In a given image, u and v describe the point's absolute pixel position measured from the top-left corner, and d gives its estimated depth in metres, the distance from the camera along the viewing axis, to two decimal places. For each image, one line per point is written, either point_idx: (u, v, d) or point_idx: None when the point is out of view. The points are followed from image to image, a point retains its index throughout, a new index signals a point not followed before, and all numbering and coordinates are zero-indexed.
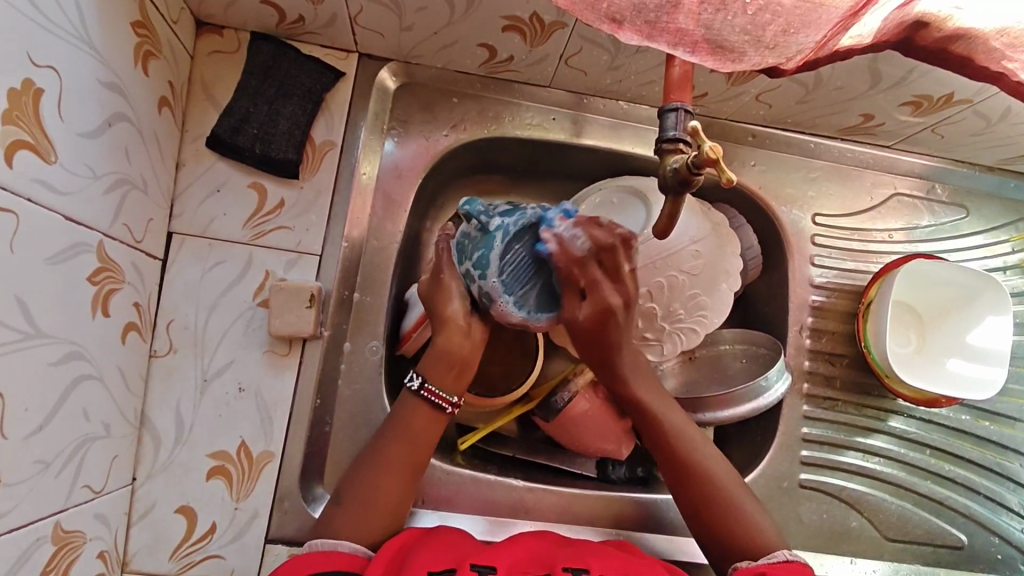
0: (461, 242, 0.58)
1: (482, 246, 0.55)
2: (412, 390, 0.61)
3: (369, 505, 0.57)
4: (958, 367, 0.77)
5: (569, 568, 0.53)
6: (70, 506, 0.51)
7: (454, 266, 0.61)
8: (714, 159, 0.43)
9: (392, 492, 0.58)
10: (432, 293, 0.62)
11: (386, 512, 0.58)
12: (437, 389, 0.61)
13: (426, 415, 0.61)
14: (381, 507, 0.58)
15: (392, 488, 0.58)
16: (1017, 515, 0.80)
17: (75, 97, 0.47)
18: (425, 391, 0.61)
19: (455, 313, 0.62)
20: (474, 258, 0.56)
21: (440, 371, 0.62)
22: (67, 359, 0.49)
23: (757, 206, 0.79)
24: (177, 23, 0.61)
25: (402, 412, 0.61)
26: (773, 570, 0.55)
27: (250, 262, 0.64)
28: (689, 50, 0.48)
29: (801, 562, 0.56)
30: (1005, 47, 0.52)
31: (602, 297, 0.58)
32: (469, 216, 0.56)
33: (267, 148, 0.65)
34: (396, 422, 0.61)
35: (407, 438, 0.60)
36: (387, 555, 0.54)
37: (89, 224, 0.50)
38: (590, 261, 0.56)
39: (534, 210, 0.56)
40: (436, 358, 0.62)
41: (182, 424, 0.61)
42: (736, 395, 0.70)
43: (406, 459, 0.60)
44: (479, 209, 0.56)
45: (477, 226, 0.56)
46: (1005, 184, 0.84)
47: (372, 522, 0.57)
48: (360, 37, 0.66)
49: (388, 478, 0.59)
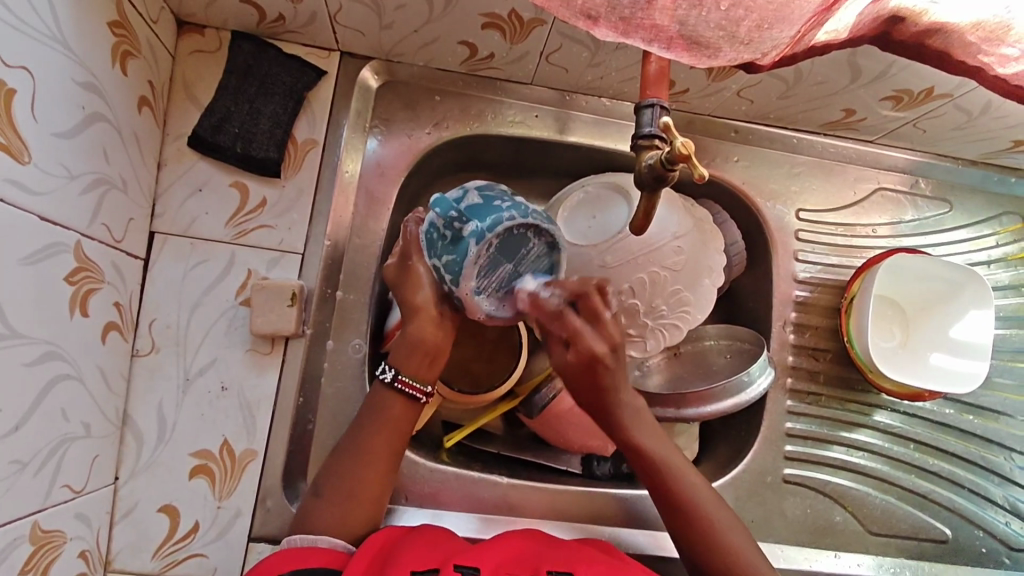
0: (431, 236, 0.56)
1: (454, 253, 0.55)
2: (386, 381, 0.61)
3: (349, 496, 0.58)
4: (939, 361, 0.77)
5: (554, 572, 0.54)
6: (49, 506, 0.51)
7: (422, 252, 0.61)
8: (686, 155, 0.43)
9: (371, 483, 0.59)
10: (399, 280, 0.62)
11: (367, 503, 0.58)
12: (410, 379, 0.61)
13: (400, 405, 0.61)
14: (360, 499, 0.58)
15: (372, 481, 0.59)
16: (1001, 508, 0.80)
17: (50, 97, 0.47)
18: (399, 381, 0.61)
19: (424, 302, 0.61)
20: (445, 259, 0.56)
21: (415, 362, 0.62)
22: (45, 359, 0.49)
23: (741, 202, 0.79)
24: (156, 23, 0.61)
25: (376, 401, 0.61)
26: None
27: (232, 262, 0.64)
28: (665, 46, 0.48)
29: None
30: (981, 42, 0.52)
31: (585, 346, 0.59)
32: (441, 216, 0.54)
33: (248, 147, 0.65)
34: (370, 415, 0.61)
35: (381, 430, 0.60)
36: (373, 550, 0.54)
37: (65, 225, 0.50)
38: (566, 314, 0.58)
39: (508, 209, 0.54)
40: (411, 350, 0.61)
41: (165, 423, 0.61)
42: (716, 391, 0.70)
43: (381, 451, 0.60)
44: (452, 210, 0.54)
45: (446, 227, 0.54)
46: (989, 179, 0.84)
47: (352, 515, 0.57)
48: (341, 36, 0.66)
49: (366, 471, 0.59)
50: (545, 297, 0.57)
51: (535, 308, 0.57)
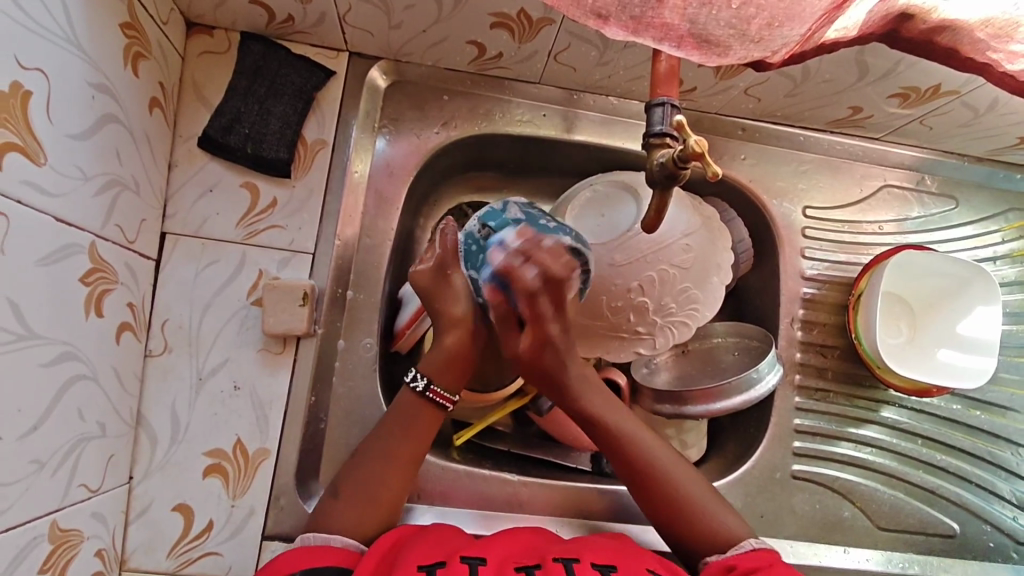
0: (468, 247, 0.61)
1: (493, 264, 0.60)
2: (416, 390, 0.62)
3: (367, 499, 0.58)
4: (947, 357, 0.78)
5: (560, 559, 0.54)
6: (67, 505, 0.51)
7: (461, 264, 0.62)
8: (699, 153, 0.44)
9: (389, 487, 0.59)
10: (437, 289, 0.61)
11: (384, 507, 0.58)
12: (443, 390, 0.62)
13: (427, 415, 0.62)
14: (380, 503, 0.58)
15: (392, 484, 0.59)
16: (1009, 503, 0.80)
17: (65, 99, 0.48)
18: (431, 391, 0.62)
19: (463, 315, 0.62)
20: (480, 271, 0.60)
21: (448, 375, 0.62)
22: (61, 359, 0.49)
23: (748, 199, 0.80)
24: (166, 24, 0.61)
25: (400, 409, 0.62)
26: (741, 563, 0.56)
27: (243, 262, 0.64)
28: (675, 45, 0.48)
29: (768, 549, 0.58)
30: (989, 38, 0.52)
31: (544, 330, 0.57)
32: (486, 227, 0.59)
33: (259, 147, 0.65)
34: (393, 421, 0.61)
35: (406, 437, 0.61)
36: (382, 550, 0.54)
37: (80, 226, 0.50)
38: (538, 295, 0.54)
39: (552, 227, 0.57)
40: (442, 359, 0.62)
41: (178, 423, 0.62)
42: (725, 388, 0.70)
43: (403, 457, 0.60)
44: (496, 221, 0.59)
45: (489, 238, 0.59)
46: (995, 175, 0.84)
47: (366, 518, 0.57)
48: (350, 36, 0.67)
49: (386, 475, 0.59)
50: (525, 273, 0.54)
51: (514, 278, 0.55)
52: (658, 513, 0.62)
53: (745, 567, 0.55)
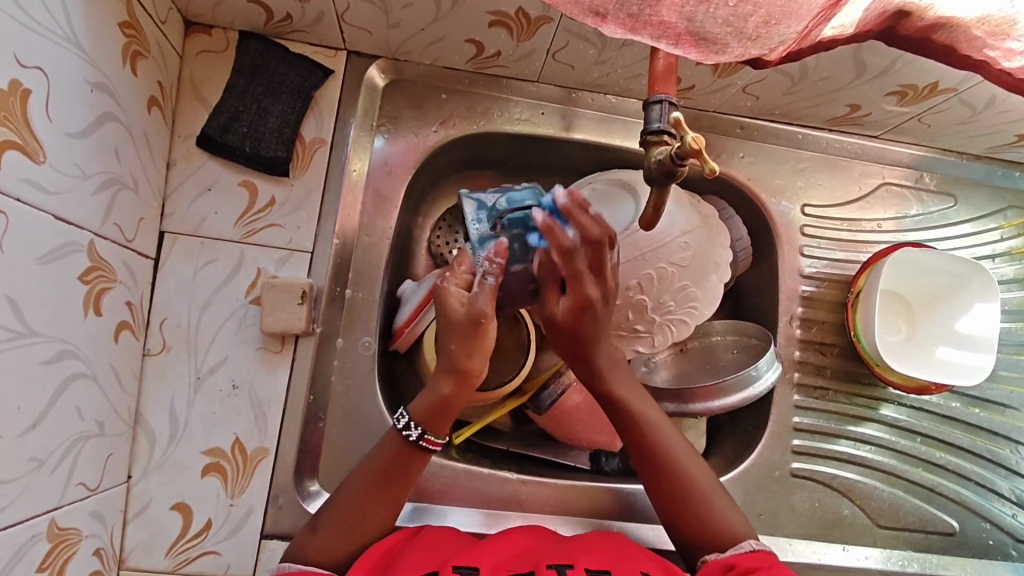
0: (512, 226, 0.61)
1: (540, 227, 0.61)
2: (409, 439, 0.57)
3: (346, 530, 0.56)
4: (946, 354, 0.78)
5: (554, 565, 0.54)
6: (65, 504, 0.51)
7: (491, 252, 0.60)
8: (697, 150, 0.44)
9: (371, 519, 0.57)
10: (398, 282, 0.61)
11: (363, 534, 0.56)
12: (435, 438, 0.57)
13: (419, 463, 0.58)
14: (355, 538, 0.56)
15: (370, 521, 0.57)
16: (1008, 501, 0.81)
17: (63, 98, 0.48)
18: (423, 440, 0.57)
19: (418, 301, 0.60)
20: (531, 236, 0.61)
21: (442, 423, 0.57)
22: (60, 357, 0.49)
23: (746, 196, 0.80)
24: (164, 23, 0.61)
25: (387, 446, 0.58)
26: (740, 562, 0.57)
27: (241, 261, 0.64)
28: (673, 43, 0.48)
29: (766, 551, 0.58)
30: (987, 36, 0.52)
31: (583, 291, 0.55)
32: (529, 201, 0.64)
33: (257, 146, 0.65)
34: (380, 459, 0.58)
35: (397, 481, 0.57)
36: (375, 558, 0.55)
37: (79, 225, 0.50)
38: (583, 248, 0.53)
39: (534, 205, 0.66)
40: (432, 399, 0.57)
41: (177, 422, 0.62)
42: (724, 386, 0.70)
43: (388, 498, 0.57)
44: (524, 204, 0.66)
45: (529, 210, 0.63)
46: (993, 173, 0.84)
47: (343, 544, 0.55)
48: (348, 35, 0.67)
49: (369, 509, 0.57)
50: (563, 231, 0.53)
51: (549, 236, 0.53)
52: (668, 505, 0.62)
53: (744, 567, 0.56)
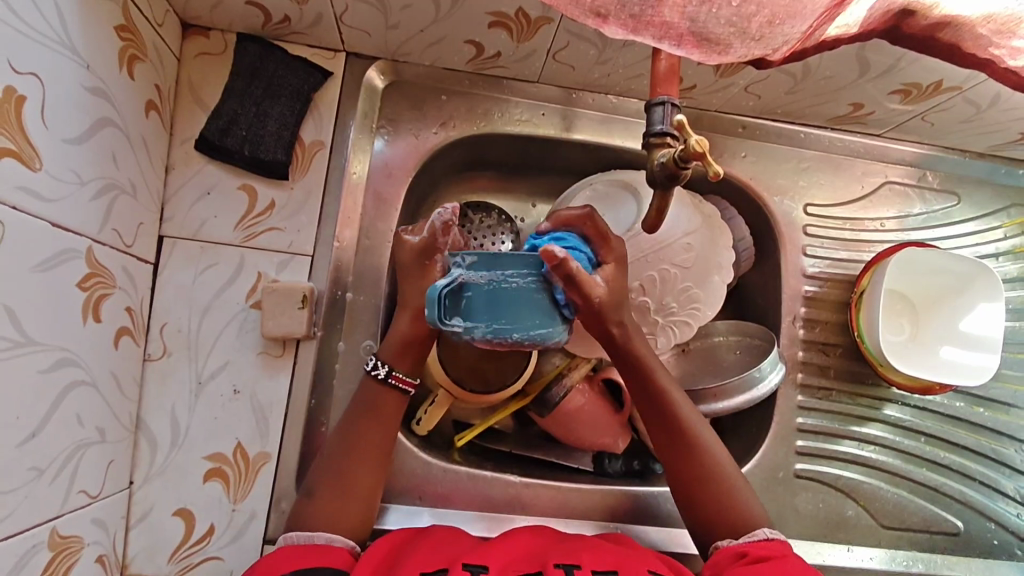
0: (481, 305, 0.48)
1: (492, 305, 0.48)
2: (379, 377, 0.60)
3: (343, 492, 0.57)
4: (951, 354, 0.77)
5: (561, 565, 0.54)
6: (66, 512, 0.51)
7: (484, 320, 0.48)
8: (700, 152, 0.43)
9: (363, 480, 0.58)
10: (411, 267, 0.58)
11: (357, 492, 0.58)
12: (405, 377, 0.60)
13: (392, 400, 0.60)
14: (352, 494, 0.57)
15: (365, 475, 0.58)
16: (1012, 500, 0.80)
17: (60, 104, 0.47)
18: (394, 378, 0.60)
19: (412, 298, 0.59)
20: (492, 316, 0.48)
21: (408, 360, 0.61)
22: (59, 365, 0.49)
23: (749, 197, 0.79)
24: (162, 26, 0.61)
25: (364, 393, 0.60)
26: (753, 550, 0.56)
27: (242, 265, 0.64)
28: (675, 44, 0.47)
29: (780, 540, 0.57)
30: (992, 34, 0.52)
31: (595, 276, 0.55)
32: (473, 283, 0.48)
33: (256, 149, 0.65)
34: (358, 407, 0.60)
35: (372, 419, 0.59)
36: (378, 555, 0.54)
37: (77, 232, 0.50)
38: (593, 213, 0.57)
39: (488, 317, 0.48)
40: (400, 345, 0.60)
41: (178, 427, 0.61)
42: (728, 387, 0.70)
43: (371, 443, 0.59)
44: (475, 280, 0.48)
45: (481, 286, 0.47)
46: (997, 170, 0.84)
47: (347, 512, 0.57)
48: (346, 36, 0.66)
49: (358, 457, 0.58)
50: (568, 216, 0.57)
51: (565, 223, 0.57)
52: (692, 487, 0.61)
53: (756, 556, 0.55)
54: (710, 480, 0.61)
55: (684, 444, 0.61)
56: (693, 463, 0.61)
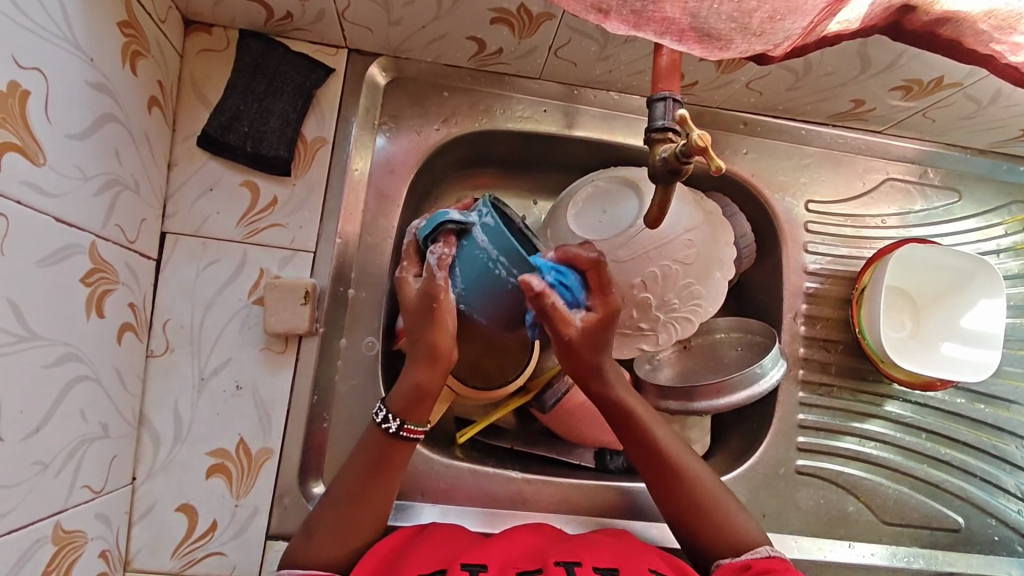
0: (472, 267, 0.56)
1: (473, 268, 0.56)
2: (391, 431, 0.56)
3: (347, 526, 0.55)
4: (952, 350, 0.77)
5: (561, 563, 0.54)
6: (70, 506, 0.51)
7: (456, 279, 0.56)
8: (702, 147, 0.43)
9: (369, 518, 0.56)
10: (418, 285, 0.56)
11: (362, 531, 0.56)
12: (417, 426, 0.56)
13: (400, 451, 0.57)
14: (357, 529, 0.56)
15: (371, 515, 0.56)
16: (1013, 496, 0.80)
17: (63, 100, 0.48)
18: (405, 431, 0.56)
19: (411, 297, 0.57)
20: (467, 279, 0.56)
21: (424, 409, 0.56)
22: (63, 360, 0.49)
23: (750, 193, 0.79)
24: (165, 23, 0.61)
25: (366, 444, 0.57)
26: (756, 563, 0.57)
27: (244, 261, 0.64)
28: (677, 39, 0.47)
29: (780, 557, 0.58)
30: (993, 30, 0.51)
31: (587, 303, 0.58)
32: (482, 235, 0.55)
33: (259, 146, 0.65)
34: (360, 458, 0.57)
35: (380, 475, 0.56)
36: (376, 559, 0.55)
37: (80, 227, 0.50)
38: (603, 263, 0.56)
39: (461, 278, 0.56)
40: (407, 393, 0.56)
41: (181, 423, 0.62)
42: (730, 383, 0.70)
43: (377, 499, 0.56)
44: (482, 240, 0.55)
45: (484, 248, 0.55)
46: (998, 167, 0.84)
47: (353, 539, 0.55)
48: (349, 33, 0.66)
49: (363, 502, 0.56)
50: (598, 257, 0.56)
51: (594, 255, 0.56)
52: (680, 507, 0.61)
53: (761, 568, 0.56)
54: (698, 498, 0.61)
55: (666, 468, 0.62)
56: (677, 485, 0.61)
